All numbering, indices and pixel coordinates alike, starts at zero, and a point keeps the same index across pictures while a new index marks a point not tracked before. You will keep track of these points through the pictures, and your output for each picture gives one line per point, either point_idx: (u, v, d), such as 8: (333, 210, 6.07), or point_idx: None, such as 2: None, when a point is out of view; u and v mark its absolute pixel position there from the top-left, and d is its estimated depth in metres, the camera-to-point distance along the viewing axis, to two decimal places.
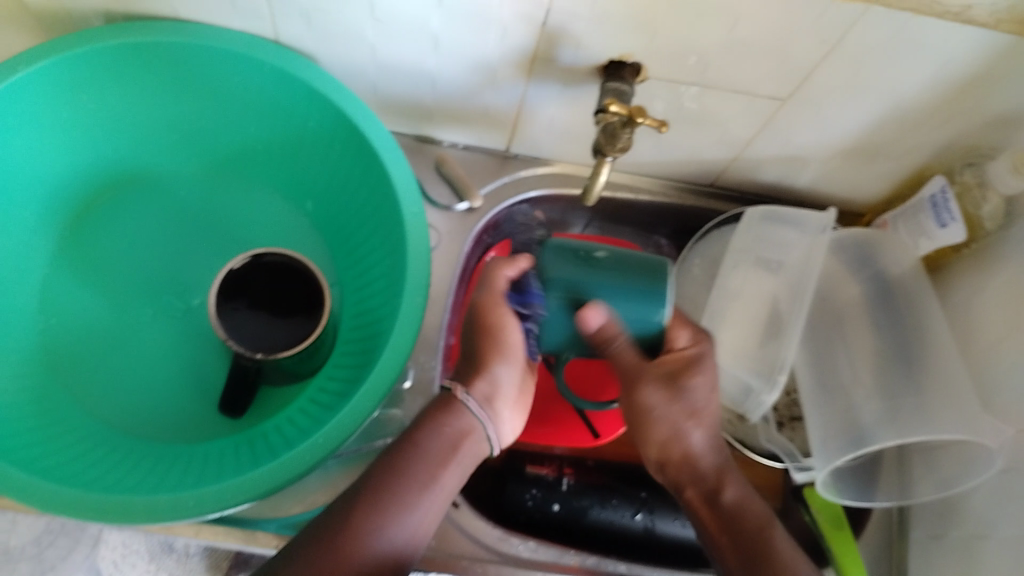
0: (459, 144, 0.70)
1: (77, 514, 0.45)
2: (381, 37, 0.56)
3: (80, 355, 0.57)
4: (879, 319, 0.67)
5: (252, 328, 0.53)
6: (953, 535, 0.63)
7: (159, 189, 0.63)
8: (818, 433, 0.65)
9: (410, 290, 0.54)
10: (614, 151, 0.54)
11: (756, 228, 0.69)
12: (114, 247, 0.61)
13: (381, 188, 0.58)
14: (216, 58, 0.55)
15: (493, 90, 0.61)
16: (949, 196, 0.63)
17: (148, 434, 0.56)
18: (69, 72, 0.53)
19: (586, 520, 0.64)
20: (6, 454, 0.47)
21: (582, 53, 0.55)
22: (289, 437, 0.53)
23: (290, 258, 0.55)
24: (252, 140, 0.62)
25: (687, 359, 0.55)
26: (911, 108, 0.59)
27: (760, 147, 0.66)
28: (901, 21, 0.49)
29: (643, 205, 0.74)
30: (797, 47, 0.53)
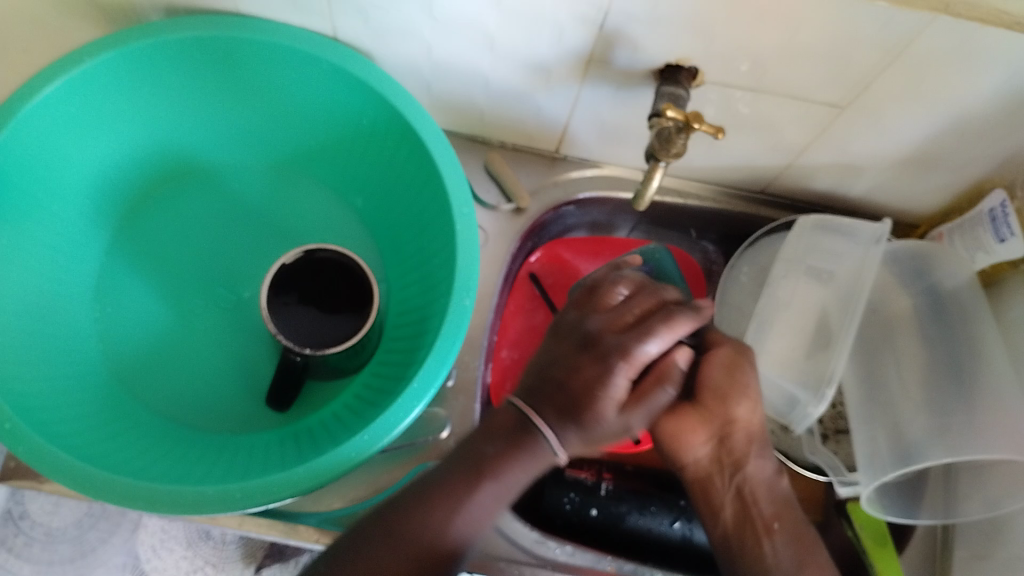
0: (509, 144, 0.70)
1: (127, 502, 0.46)
2: (436, 35, 0.55)
3: (132, 343, 0.58)
4: (930, 333, 0.66)
5: (301, 323, 0.54)
6: (999, 559, 0.61)
7: (212, 181, 0.64)
8: (863, 450, 0.63)
9: (459, 289, 0.54)
10: (668, 155, 0.53)
11: (809, 238, 0.68)
12: (167, 237, 0.62)
13: (432, 187, 0.58)
14: (273, 54, 0.56)
15: (546, 90, 0.60)
16: (1009, 210, 0.61)
17: (196, 424, 0.56)
18: (130, 64, 0.54)
19: (624, 526, 0.64)
20: (60, 440, 0.48)
21: (637, 56, 0.54)
22: (334, 432, 0.54)
23: (341, 254, 0.55)
24: (304, 134, 0.63)
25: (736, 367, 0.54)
26: (974, 120, 0.57)
27: (814, 154, 0.65)
28: (967, 31, 0.48)
29: (691, 210, 0.73)
30: (857, 54, 0.51)
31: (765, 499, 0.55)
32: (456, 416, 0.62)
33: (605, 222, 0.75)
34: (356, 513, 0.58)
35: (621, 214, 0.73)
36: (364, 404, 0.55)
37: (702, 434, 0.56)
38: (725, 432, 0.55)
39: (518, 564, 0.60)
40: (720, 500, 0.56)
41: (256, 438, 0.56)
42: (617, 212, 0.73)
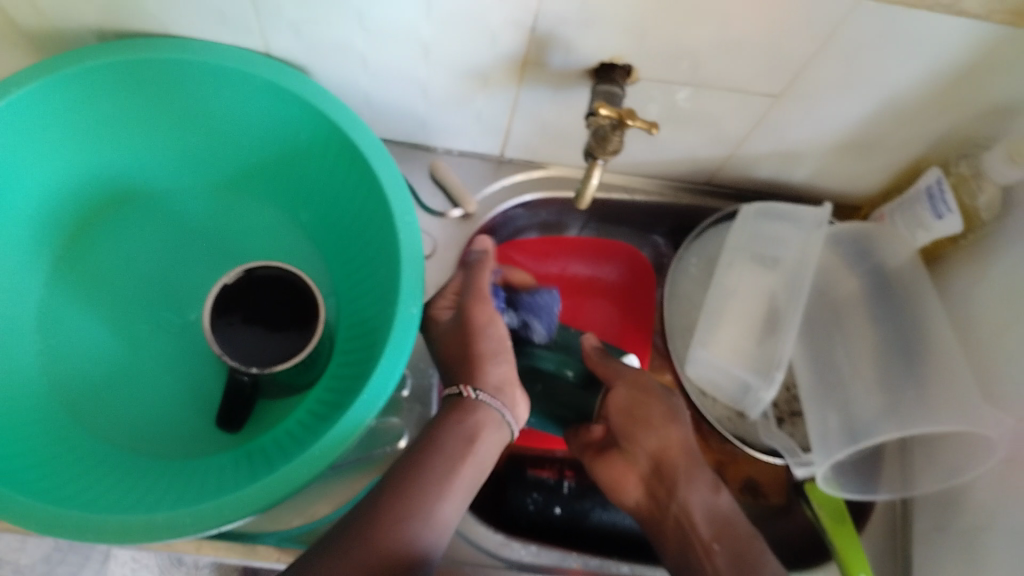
0: (453, 151, 0.70)
1: (76, 534, 0.46)
2: (370, 47, 0.55)
3: (78, 372, 0.57)
4: (877, 312, 0.67)
5: (246, 343, 0.53)
6: (956, 528, 0.62)
7: (152, 205, 0.63)
8: (817, 431, 0.64)
9: (405, 299, 0.54)
10: (605, 154, 0.54)
11: (751, 225, 0.68)
12: (110, 264, 0.61)
13: (374, 197, 0.58)
14: (206, 74, 0.55)
15: (485, 96, 0.61)
16: (945, 187, 0.62)
17: (147, 450, 0.56)
18: (60, 92, 0.53)
19: (588, 522, 0.65)
20: (6, 478, 0.47)
21: (572, 56, 0.55)
22: (286, 449, 0.54)
23: (282, 271, 0.55)
24: (243, 152, 0.62)
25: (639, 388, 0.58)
26: (906, 101, 0.58)
27: (754, 144, 0.66)
28: (892, 14, 0.49)
29: (638, 205, 0.74)
30: (788, 43, 0.52)
31: (701, 523, 0.54)
32: (413, 424, 0.62)
33: (554, 222, 0.75)
34: (316, 529, 0.57)
35: (569, 213, 0.74)
36: (317, 419, 0.55)
37: (632, 474, 0.57)
38: (648, 465, 0.57)
39: (485, 568, 0.59)
40: (662, 530, 0.55)
41: (210, 460, 0.55)
42: (565, 211, 0.73)
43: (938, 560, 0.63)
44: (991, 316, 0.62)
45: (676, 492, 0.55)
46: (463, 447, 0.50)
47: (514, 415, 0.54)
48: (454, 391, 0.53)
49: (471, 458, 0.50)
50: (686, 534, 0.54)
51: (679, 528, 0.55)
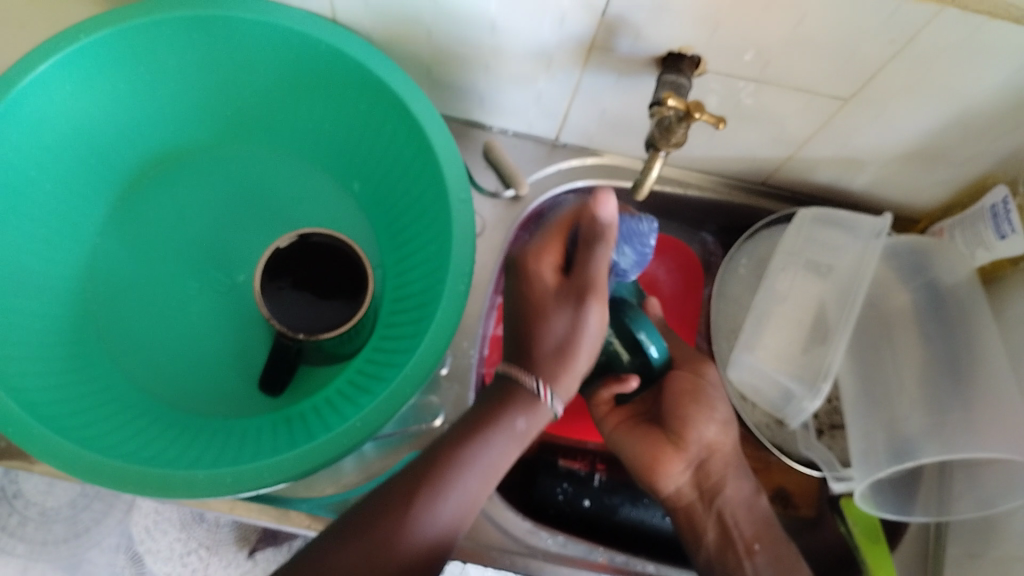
0: (508, 131, 0.69)
1: (116, 485, 0.46)
2: (436, 18, 0.55)
3: (124, 325, 0.58)
4: (930, 330, 0.66)
5: (295, 308, 0.53)
6: (994, 557, 0.60)
7: (209, 163, 0.63)
8: (860, 445, 0.63)
9: (453, 277, 0.53)
10: (668, 145, 0.53)
11: (808, 230, 0.67)
12: (162, 218, 0.61)
13: (429, 171, 0.57)
14: (274, 36, 0.55)
15: (547, 77, 0.60)
16: (1011, 206, 0.60)
17: (188, 407, 0.56)
18: (128, 42, 0.53)
19: (617, 518, 0.64)
20: (51, 422, 0.48)
21: (640, 43, 0.54)
22: (326, 418, 0.54)
23: (334, 238, 0.55)
24: (302, 116, 0.62)
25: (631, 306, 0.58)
26: (978, 115, 0.57)
27: (816, 147, 0.64)
28: (975, 24, 0.47)
29: (692, 200, 0.73)
30: (865, 45, 0.51)
31: (744, 520, 0.58)
32: (449, 404, 0.62)
33: None
34: (347, 500, 0.58)
35: (619, 204, 0.73)
36: (358, 391, 0.55)
37: (680, 461, 0.57)
38: (700, 453, 0.58)
39: (511, 554, 0.59)
40: (702, 524, 0.58)
41: (248, 424, 0.55)
42: (616, 201, 0.72)
43: None
44: None
45: (722, 490, 0.58)
46: (514, 400, 0.48)
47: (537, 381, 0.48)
48: (503, 368, 0.49)
49: (525, 408, 0.48)
50: (724, 535, 0.57)
51: (720, 528, 0.57)
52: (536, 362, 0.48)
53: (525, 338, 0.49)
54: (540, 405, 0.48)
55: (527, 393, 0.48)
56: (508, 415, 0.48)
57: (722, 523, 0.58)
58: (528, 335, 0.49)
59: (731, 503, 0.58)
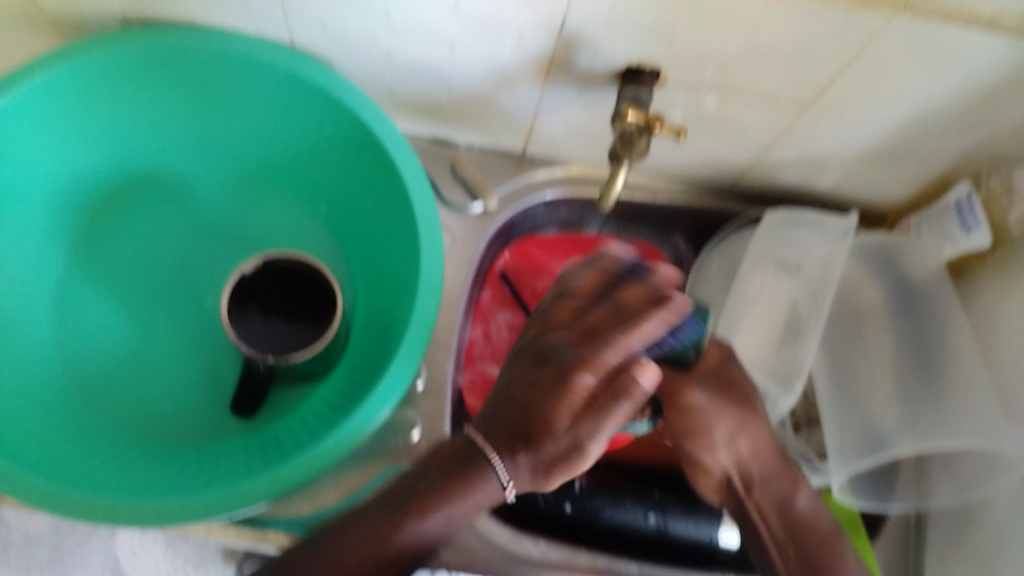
0: (474, 145, 0.70)
1: (88, 516, 0.46)
2: (395, 42, 0.55)
3: (93, 355, 0.57)
4: (900, 322, 0.66)
5: (265, 334, 0.53)
6: (971, 549, 0.61)
7: (174, 189, 0.63)
8: (833, 438, 0.62)
9: (423, 294, 0.54)
10: (629, 158, 0.53)
11: (775, 231, 0.67)
12: (129, 246, 0.61)
13: (394, 189, 0.57)
14: (231, 63, 0.55)
15: (510, 94, 0.60)
16: (975, 202, 0.61)
17: (161, 435, 0.56)
18: (83, 77, 0.53)
19: (599, 522, 0.64)
20: (20, 456, 0.48)
21: (598, 58, 0.54)
22: (299, 437, 0.53)
23: (299, 261, 0.55)
24: (266, 141, 0.62)
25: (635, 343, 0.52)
26: (937, 114, 0.57)
27: (779, 151, 0.65)
28: (929, 29, 0.47)
29: (661, 207, 0.73)
30: (821, 53, 0.51)
31: (775, 518, 0.52)
32: (426, 419, 0.62)
33: (574, 219, 0.74)
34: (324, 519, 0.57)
35: (590, 213, 0.73)
36: (331, 409, 0.55)
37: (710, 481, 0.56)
38: (727, 472, 0.54)
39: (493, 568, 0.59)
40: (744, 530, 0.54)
41: (222, 446, 0.55)
42: (587, 210, 0.72)
43: None
44: (1015, 334, 0.60)
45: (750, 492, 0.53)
46: (475, 474, 0.46)
47: (508, 476, 0.46)
48: (474, 435, 0.48)
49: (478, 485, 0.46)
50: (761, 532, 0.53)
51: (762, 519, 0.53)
52: (499, 431, 0.47)
53: (509, 420, 0.47)
54: (488, 476, 0.46)
55: (474, 461, 0.47)
56: (471, 467, 0.47)
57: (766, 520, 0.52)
58: (517, 420, 0.47)
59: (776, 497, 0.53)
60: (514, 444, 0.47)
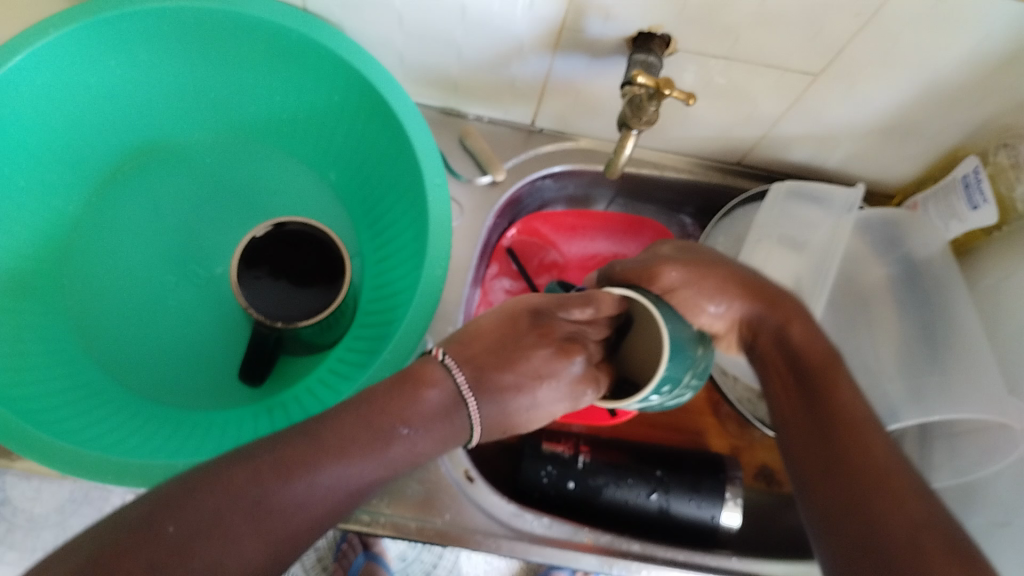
0: (484, 117, 0.70)
1: (96, 476, 0.46)
2: (407, 5, 0.55)
3: (100, 318, 0.58)
4: (905, 299, 0.66)
5: (275, 297, 0.53)
6: (973, 525, 0.60)
7: (185, 157, 0.63)
8: None
9: (432, 261, 0.54)
10: (640, 124, 0.53)
11: (781, 206, 0.67)
12: (138, 213, 0.62)
13: (404, 156, 0.57)
14: (241, 25, 0.55)
15: (520, 62, 0.60)
16: (982, 176, 0.61)
17: (170, 400, 0.56)
18: (96, 36, 0.53)
19: (601, 499, 0.63)
20: (30, 415, 0.48)
21: (610, 25, 0.54)
22: (307, 407, 0.53)
23: (309, 226, 0.55)
24: (276, 109, 0.62)
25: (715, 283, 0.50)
26: (945, 86, 0.57)
27: (788, 125, 0.65)
28: None
29: (668, 182, 0.73)
30: (831, 18, 0.51)
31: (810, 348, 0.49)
32: None
33: (582, 195, 0.75)
34: None
35: (596, 187, 0.73)
36: (338, 377, 0.55)
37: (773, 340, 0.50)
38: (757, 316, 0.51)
39: (495, 538, 0.59)
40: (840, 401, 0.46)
41: (231, 414, 0.56)
42: (594, 184, 0.73)
43: None
44: (1020, 310, 0.60)
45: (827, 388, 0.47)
46: (443, 401, 0.47)
47: (472, 397, 0.47)
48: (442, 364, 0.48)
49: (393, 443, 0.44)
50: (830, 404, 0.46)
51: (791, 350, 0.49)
52: (473, 359, 0.49)
53: (479, 349, 0.49)
54: (460, 412, 0.47)
55: (450, 419, 0.47)
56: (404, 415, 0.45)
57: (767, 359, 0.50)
58: (484, 345, 0.50)
59: (772, 331, 0.50)
60: (483, 378, 0.48)
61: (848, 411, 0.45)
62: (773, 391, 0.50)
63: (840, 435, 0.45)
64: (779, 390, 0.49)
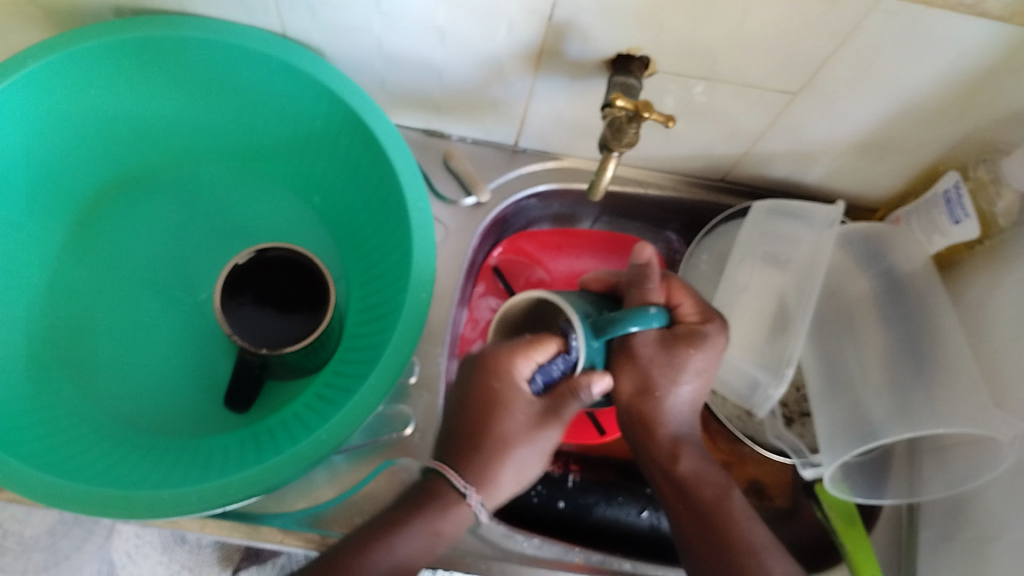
0: (467, 138, 0.70)
1: (79, 508, 0.46)
2: (387, 30, 0.55)
3: (85, 347, 0.57)
4: (890, 313, 0.66)
5: (258, 324, 0.53)
6: (964, 538, 0.61)
7: (169, 183, 0.64)
8: (826, 430, 0.63)
9: (415, 286, 0.54)
10: (619, 147, 0.53)
11: (764, 224, 0.68)
12: (123, 240, 0.62)
13: (387, 180, 0.57)
14: (223, 51, 0.55)
15: (501, 83, 0.60)
16: (962, 191, 0.61)
17: (156, 428, 0.56)
18: (78, 65, 0.53)
19: (592, 518, 0.64)
20: (14, 448, 0.48)
21: (589, 47, 0.54)
22: (293, 431, 0.53)
23: (292, 252, 0.55)
24: (259, 133, 0.62)
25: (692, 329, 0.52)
26: (923, 103, 0.58)
27: (770, 142, 0.65)
28: (914, 13, 0.48)
29: (653, 200, 0.74)
30: (809, 39, 0.51)
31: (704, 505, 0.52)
32: (420, 412, 0.62)
33: (568, 214, 0.75)
34: (320, 513, 0.58)
35: (582, 206, 0.74)
36: (324, 402, 0.55)
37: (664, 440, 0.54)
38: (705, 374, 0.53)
39: (486, 560, 0.59)
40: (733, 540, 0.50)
41: (217, 441, 0.55)
42: (579, 203, 0.73)
43: (944, 568, 0.62)
44: (1004, 322, 0.60)
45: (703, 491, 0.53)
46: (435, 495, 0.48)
47: (461, 481, 0.47)
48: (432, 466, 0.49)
49: (445, 510, 0.48)
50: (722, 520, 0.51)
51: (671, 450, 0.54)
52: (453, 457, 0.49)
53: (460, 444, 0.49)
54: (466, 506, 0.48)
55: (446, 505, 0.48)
56: (414, 510, 0.48)
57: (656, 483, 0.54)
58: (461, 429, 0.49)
59: (659, 464, 0.54)
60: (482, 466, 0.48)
61: (742, 538, 0.50)
62: (658, 487, 0.54)
63: (710, 514, 0.52)
64: (675, 509, 0.53)
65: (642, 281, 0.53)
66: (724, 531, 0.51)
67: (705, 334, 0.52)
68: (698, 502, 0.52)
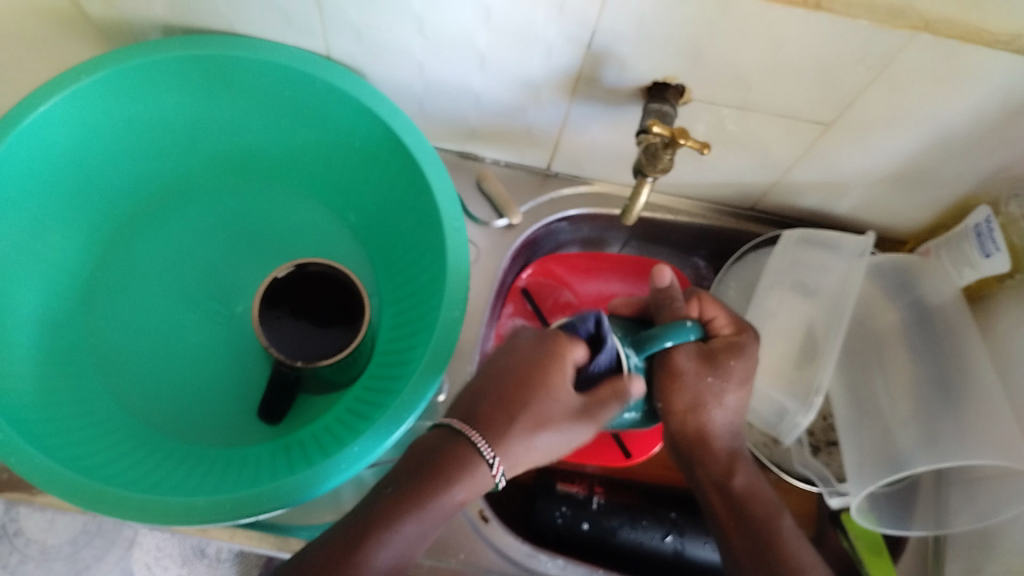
0: (501, 161, 0.71)
1: (113, 512, 0.47)
2: (428, 55, 0.57)
3: (123, 352, 0.59)
4: (919, 344, 0.66)
5: (294, 337, 0.54)
6: (990, 573, 0.60)
7: (212, 197, 0.65)
8: (852, 459, 0.62)
9: (448, 303, 0.55)
10: (654, 172, 0.54)
11: (793, 252, 0.69)
12: (163, 252, 0.63)
13: (424, 199, 0.59)
14: (268, 70, 0.56)
15: (537, 109, 0.61)
16: (994, 226, 0.62)
17: (190, 436, 0.57)
18: (130, 80, 0.55)
19: (615, 540, 0.63)
20: (54, 450, 0.49)
21: (625, 74, 0.55)
22: (323, 444, 0.54)
23: (330, 267, 0.56)
24: (299, 151, 0.64)
25: (731, 343, 0.52)
26: (956, 136, 0.58)
27: (801, 171, 0.66)
28: (949, 49, 0.48)
29: (682, 226, 0.74)
30: (841, 71, 0.52)
31: (757, 508, 0.53)
32: None
33: (596, 238, 0.76)
34: None
35: (611, 230, 0.75)
36: (354, 416, 0.56)
37: (723, 463, 0.54)
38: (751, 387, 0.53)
39: None
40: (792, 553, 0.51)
41: (249, 452, 0.56)
42: (609, 227, 0.74)
43: None
44: None
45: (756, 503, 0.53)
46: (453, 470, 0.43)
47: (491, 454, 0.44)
48: (451, 423, 0.45)
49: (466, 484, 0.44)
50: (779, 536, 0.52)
51: (728, 464, 0.53)
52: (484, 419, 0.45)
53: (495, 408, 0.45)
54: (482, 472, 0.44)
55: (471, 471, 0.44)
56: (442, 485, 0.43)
57: (707, 497, 0.54)
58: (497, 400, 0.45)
59: (713, 476, 0.53)
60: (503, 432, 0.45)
61: (796, 556, 0.50)
62: (711, 500, 0.54)
63: (764, 531, 0.51)
64: (726, 526, 0.53)
65: (669, 300, 0.53)
66: (776, 547, 0.51)
67: (742, 347, 0.52)
68: (751, 517, 0.52)
